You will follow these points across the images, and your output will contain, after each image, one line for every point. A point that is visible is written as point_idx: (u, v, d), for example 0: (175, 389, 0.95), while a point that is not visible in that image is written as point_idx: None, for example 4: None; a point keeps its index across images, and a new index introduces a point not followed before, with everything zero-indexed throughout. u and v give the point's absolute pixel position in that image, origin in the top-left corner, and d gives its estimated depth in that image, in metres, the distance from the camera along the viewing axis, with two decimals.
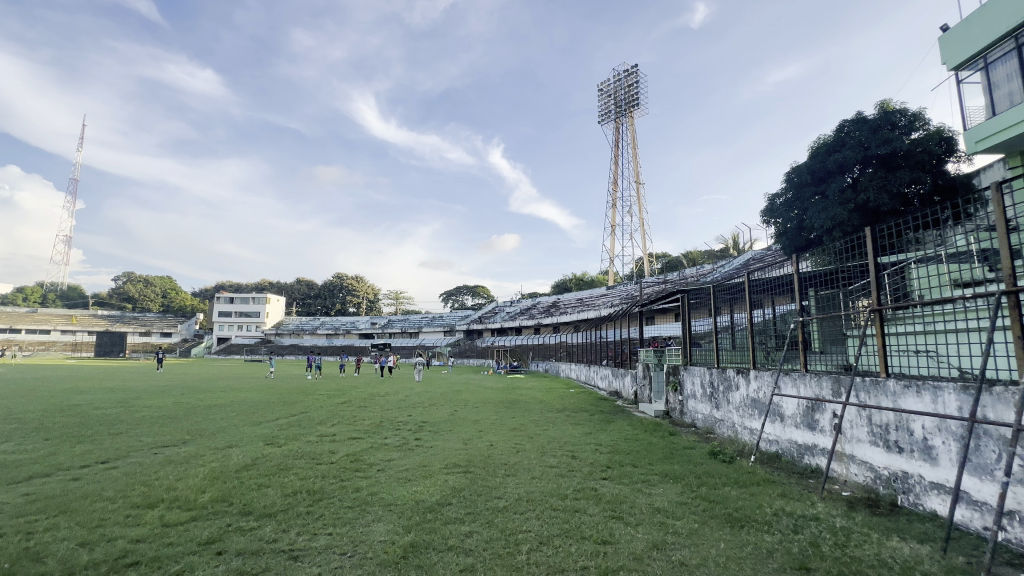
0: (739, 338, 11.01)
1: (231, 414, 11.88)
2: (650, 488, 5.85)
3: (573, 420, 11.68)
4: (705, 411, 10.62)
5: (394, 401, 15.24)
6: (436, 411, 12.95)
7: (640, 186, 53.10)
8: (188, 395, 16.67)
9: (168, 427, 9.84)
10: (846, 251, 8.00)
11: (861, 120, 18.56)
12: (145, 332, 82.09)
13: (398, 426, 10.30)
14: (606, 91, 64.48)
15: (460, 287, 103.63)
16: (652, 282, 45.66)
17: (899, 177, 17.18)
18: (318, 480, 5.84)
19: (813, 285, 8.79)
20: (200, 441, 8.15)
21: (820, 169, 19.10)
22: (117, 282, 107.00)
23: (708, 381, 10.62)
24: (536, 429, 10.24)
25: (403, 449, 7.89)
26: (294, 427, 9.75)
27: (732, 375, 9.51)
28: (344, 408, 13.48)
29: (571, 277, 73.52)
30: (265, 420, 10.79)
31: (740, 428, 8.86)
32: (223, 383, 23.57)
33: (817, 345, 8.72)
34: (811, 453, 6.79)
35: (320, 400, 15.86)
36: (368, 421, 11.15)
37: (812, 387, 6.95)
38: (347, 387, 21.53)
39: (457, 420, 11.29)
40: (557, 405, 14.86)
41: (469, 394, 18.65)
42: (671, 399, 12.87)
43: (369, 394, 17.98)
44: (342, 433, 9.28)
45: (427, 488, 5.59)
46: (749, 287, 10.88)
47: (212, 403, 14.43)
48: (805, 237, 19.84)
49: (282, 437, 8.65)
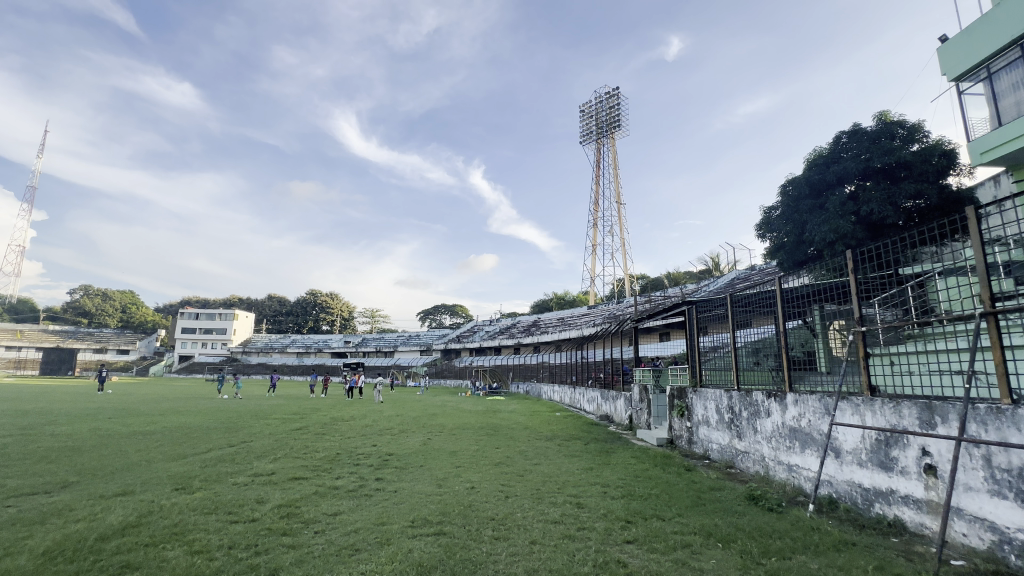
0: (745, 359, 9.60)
1: (153, 444, 9.76)
2: (696, 560, 4.19)
3: (568, 452, 9.99)
4: (722, 441, 9.11)
5: (359, 427, 13.24)
6: (406, 440, 11.04)
7: (622, 205, 52.63)
8: (118, 420, 14.35)
9: (60, 462, 7.73)
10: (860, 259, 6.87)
11: (859, 132, 17.95)
12: (100, 349, 76.99)
13: (357, 461, 8.41)
14: (588, 112, 64.85)
15: (438, 306, 101.12)
16: (637, 302, 44.55)
17: (903, 189, 16.38)
18: (219, 554, 3.96)
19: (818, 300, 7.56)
20: (85, 487, 6.15)
21: (819, 180, 18.30)
22: (72, 295, 101.22)
23: (726, 405, 9.10)
24: (526, 464, 8.50)
25: (356, 496, 6.04)
26: (224, 463, 7.75)
27: (761, 400, 7.97)
28: (297, 437, 11.44)
29: (552, 296, 72.18)
30: (192, 453, 8.73)
31: (774, 465, 7.37)
32: (169, 404, 21.00)
33: (822, 365, 7.57)
34: (886, 501, 5.33)
35: (272, 426, 13.74)
36: (323, 453, 9.21)
37: (886, 417, 5.43)
38: (311, 409, 19.33)
39: (431, 452, 9.46)
40: (546, 432, 13.14)
41: (446, 418, 16.77)
42: (677, 426, 11.33)
43: (332, 418, 15.87)
44: (285, 471, 7.36)
45: (380, 567, 3.80)
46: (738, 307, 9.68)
47: (138, 429, 12.16)
48: (803, 252, 18.90)
49: (202, 479, 6.69)
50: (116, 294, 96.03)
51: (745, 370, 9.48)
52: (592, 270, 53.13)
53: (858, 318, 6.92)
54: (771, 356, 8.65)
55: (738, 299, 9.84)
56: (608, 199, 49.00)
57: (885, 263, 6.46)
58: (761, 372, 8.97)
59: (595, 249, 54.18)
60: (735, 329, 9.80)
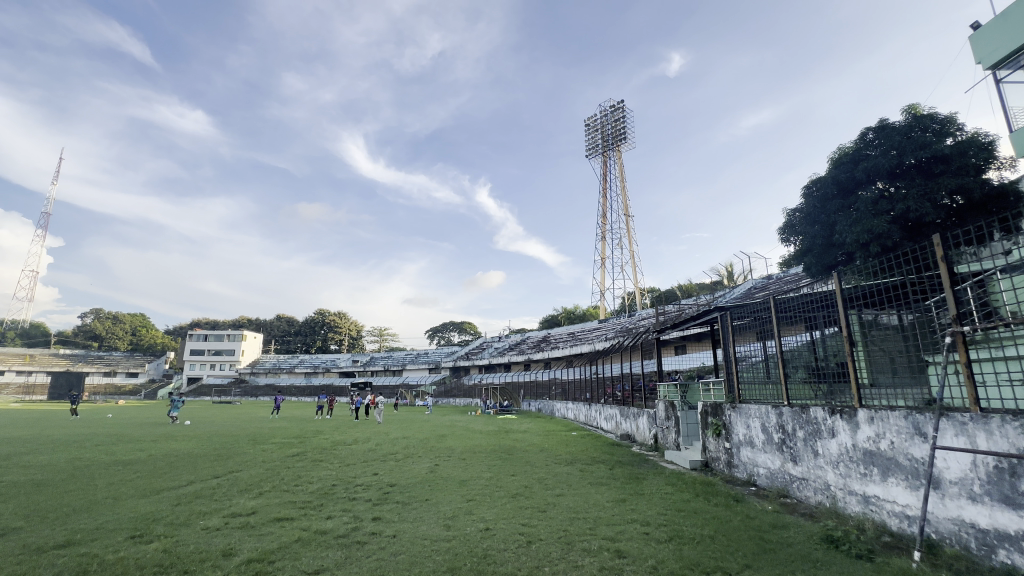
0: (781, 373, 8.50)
1: (130, 477, 8.76)
2: None
3: (592, 479, 8.86)
4: (772, 464, 7.97)
5: (362, 452, 12.17)
6: (411, 467, 9.94)
7: (630, 218, 51.84)
8: (106, 447, 13.39)
9: (13, 502, 6.72)
10: (901, 259, 6.02)
11: (886, 127, 16.98)
12: (110, 373, 76.77)
13: (355, 494, 7.36)
14: (593, 126, 64.50)
15: (446, 323, 100.09)
16: (650, 315, 43.32)
17: (941, 184, 15.23)
18: None
19: (869, 304, 6.54)
20: (24, 536, 5.14)
21: (848, 179, 17.27)
22: (83, 319, 101.75)
23: (775, 424, 7.94)
24: (547, 496, 7.37)
25: (347, 545, 4.97)
26: (199, 501, 6.72)
27: (821, 417, 6.82)
28: (292, 465, 10.41)
29: (561, 310, 71.02)
30: (168, 488, 7.71)
31: (845, 494, 6.23)
32: (165, 429, 20.00)
33: (865, 376, 6.56)
34: (1015, 547, 4.18)
35: (268, 452, 12.72)
36: (317, 485, 8.15)
37: (1008, 438, 4.31)
38: (313, 432, 18.25)
39: (439, 482, 8.40)
40: (564, 455, 12.00)
41: (454, 440, 15.66)
42: (712, 447, 10.17)
43: (333, 442, 14.82)
44: (268, 509, 6.31)
45: None
46: (775, 310, 8.55)
47: (120, 458, 11.19)
48: (834, 255, 17.72)
49: (166, 523, 5.67)
50: (127, 317, 96.50)
51: (779, 385, 8.40)
52: (601, 284, 52.01)
53: (910, 323, 5.96)
54: (813, 369, 7.56)
55: (768, 305, 8.85)
56: (616, 211, 48.21)
57: (934, 261, 5.60)
58: (800, 387, 7.90)
59: (604, 262, 53.18)
60: (769, 337, 8.72)
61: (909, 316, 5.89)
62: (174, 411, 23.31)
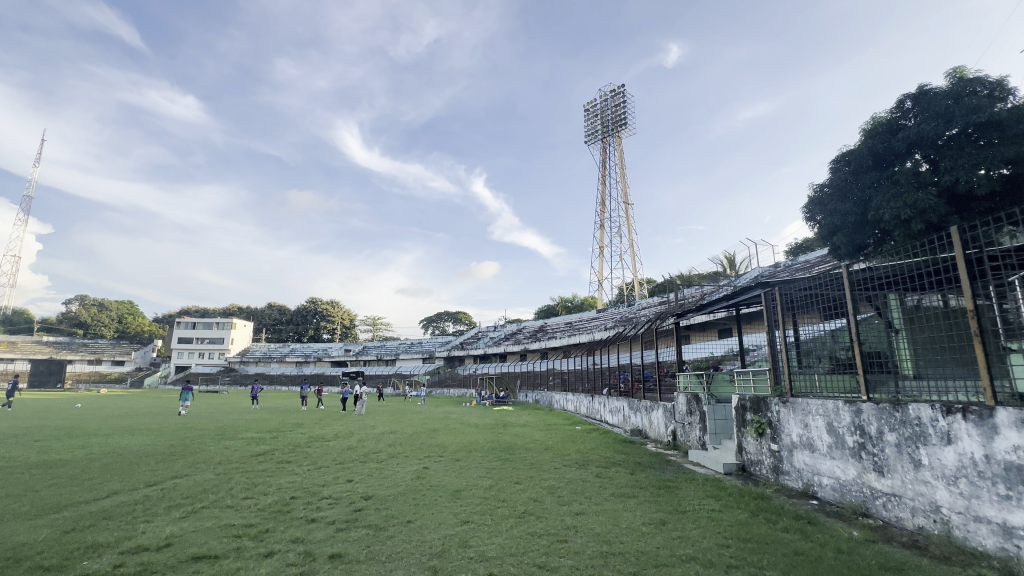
0: (843, 361, 6.81)
1: (40, 485, 7.02)
2: None
3: (616, 489, 7.23)
4: (843, 473, 6.39)
5: (338, 452, 10.45)
6: (394, 471, 8.28)
7: (630, 205, 50.14)
8: (43, 443, 11.54)
9: None
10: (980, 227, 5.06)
11: (929, 92, 15.23)
12: (95, 360, 74.44)
13: (314, 513, 5.65)
14: (593, 111, 62.38)
15: (440, 313, 98.42)
16: (652, 304, 41.79)
17: (996, 152, 13.52)
18: None
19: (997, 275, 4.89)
20: None
21: (885, 150, 15.66)
22: (68, 306, 99.06)
23: (849, 424, 6.32)
24: (564, 516, 5.74)
25: None
26: (101, 527, 5.01)
27: (925, 418, 5.21)
28: (251, 467, 8.69)
29: (558, 300, 69.51)
30: (76, 503, 5.98)
31: (975, 523, 4.65)
32: (130, 421, 18.15)
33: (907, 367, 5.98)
34: None
35: (232, 449, 11.00)
36: (271, 498, 6.42)
37: None
38: (292, 425, 16.52)
39: (427, 493, 6.74)
40: (573, 455, 10.39)
41: (447, 435, 14.03)
42: (752, 448, 8.59)
43: (310, 437, 13.10)
44: (188, 541, 4.61)
45: None
46: (840, 285, 6.76)
47: (51, 459, 9.42)
48: (866, 234, 16.09)
49: (29, 566, 3.95)
50: (113, 303, 94.02)
51: (844, 378, 6.77)
52: (600, 273, 50.37)
53: None
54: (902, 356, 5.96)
55: (806, 285, 7.52)
56: (616, 197, 46.44)
57: None
58: (874, 380, 6.29)
59: (603, 251, 51.47)
60: (829, 319, 6.99)
61: (957, 299, 5.28)
62: (182, 402, 21.08)
